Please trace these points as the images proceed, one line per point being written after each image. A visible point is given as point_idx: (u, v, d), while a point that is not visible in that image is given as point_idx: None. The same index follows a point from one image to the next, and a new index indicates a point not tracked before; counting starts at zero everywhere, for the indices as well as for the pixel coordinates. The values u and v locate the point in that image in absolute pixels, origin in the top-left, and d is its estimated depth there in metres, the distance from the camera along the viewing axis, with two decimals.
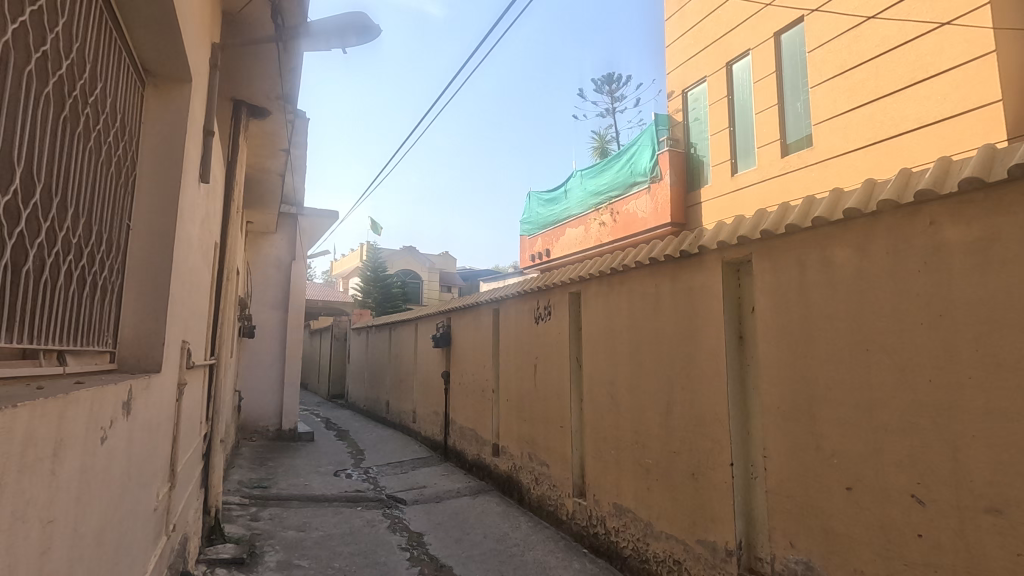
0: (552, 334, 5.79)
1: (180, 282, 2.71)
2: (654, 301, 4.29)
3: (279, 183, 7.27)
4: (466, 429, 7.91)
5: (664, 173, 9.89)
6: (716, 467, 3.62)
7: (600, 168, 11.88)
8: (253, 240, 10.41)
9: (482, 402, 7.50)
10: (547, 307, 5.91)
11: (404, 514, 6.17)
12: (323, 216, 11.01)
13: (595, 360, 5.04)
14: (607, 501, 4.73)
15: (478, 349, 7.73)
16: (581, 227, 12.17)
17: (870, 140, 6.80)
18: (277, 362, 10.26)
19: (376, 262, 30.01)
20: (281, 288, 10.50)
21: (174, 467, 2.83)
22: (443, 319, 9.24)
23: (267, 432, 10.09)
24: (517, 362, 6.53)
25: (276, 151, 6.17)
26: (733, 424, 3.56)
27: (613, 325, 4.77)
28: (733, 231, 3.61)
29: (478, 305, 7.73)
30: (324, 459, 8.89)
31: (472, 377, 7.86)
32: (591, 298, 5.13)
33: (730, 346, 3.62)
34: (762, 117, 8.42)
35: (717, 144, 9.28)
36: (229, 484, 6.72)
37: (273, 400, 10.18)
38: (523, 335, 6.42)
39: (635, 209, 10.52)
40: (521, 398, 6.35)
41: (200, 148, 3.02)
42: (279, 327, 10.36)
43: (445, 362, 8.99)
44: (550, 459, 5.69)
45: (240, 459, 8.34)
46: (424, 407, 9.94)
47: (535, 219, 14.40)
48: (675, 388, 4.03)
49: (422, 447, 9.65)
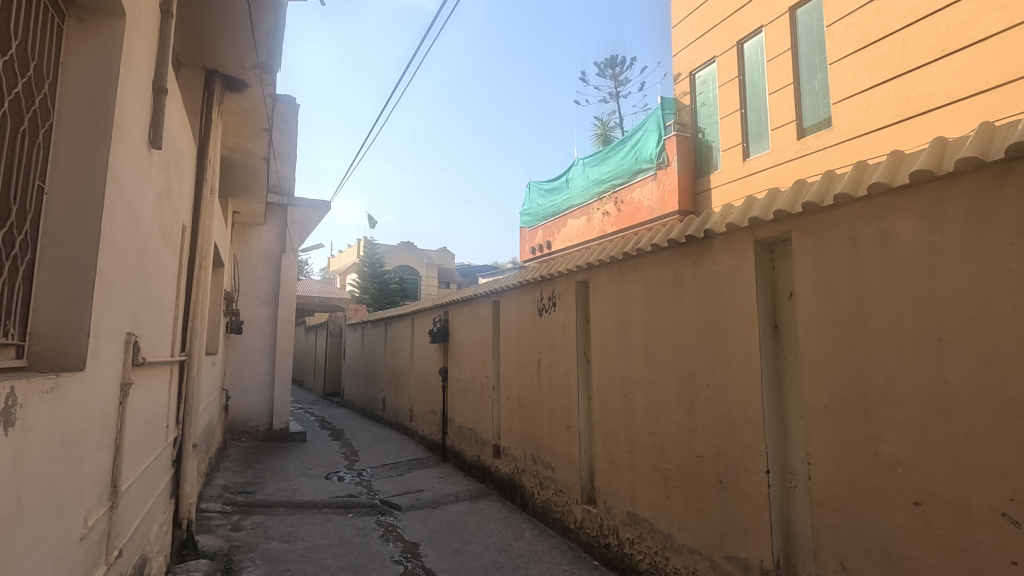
0: (557, 326, 5.35)
1: (119, 263, 2.26)
2: (673, 288, 3.85)
3: (263, 168, 6.83)
4: (465, 428, 7.49)
5: (671, 159, 9.43)
6: (748, 474, 3.19)
7: (603, 155, 11.42)
8: (241, 232, 9.96)
9: (481, 400, 7.06)
10: (551, 298, 5.48)
11: (398, 521, 5.74)
12: (314, 206, 10.56)
13: (605, 355, 4.61)
14: (619, 509, 4.30)
15: (477, 343, 7.30)
16: (584, 218, 11.72)
17: (896, 117, 6.36)
18: (267, 359, 9.82)
19: (373, 257, 29.57)
20: (270, 282, 10.05)
21: (117, 484, 2.39)
22: (440, 313, 8.79)
23: (257, 433, 9.66)
24: (519, 357, 6.09)
25: (257, 131, 5.72)
26: (768, 427, 3.12)
27: (626, 316, 4.33)
28: (767, 206, 3.17)
29: (477, 297, 7.29)
30: (316, 461, 8.46)
31: (471, 373, 7.42)
32: (600, 286, 4.69)
33: (764, 338, 3.18)
34: (776, 97, 7.97)
35: (727, 128, 8.83)
36: (211, 489, 6.27)
37: (263, 400, 9.74)
38: (525, 328, 5.98)
39: (640, 197, 10.06)
40: (524, 397, 5.92)
41: (148, 106, 2.57)
42: (268, 322, 9.92)
43: (443, 358, 8.54)
44: (555, 462, 5.25)
45: (227, 461, 7.90)
46: (422, 405, 9.50)
47: (535, 211, 13.94)
48: (698, 385, 3.60)
49: (419, 447, 9.22)
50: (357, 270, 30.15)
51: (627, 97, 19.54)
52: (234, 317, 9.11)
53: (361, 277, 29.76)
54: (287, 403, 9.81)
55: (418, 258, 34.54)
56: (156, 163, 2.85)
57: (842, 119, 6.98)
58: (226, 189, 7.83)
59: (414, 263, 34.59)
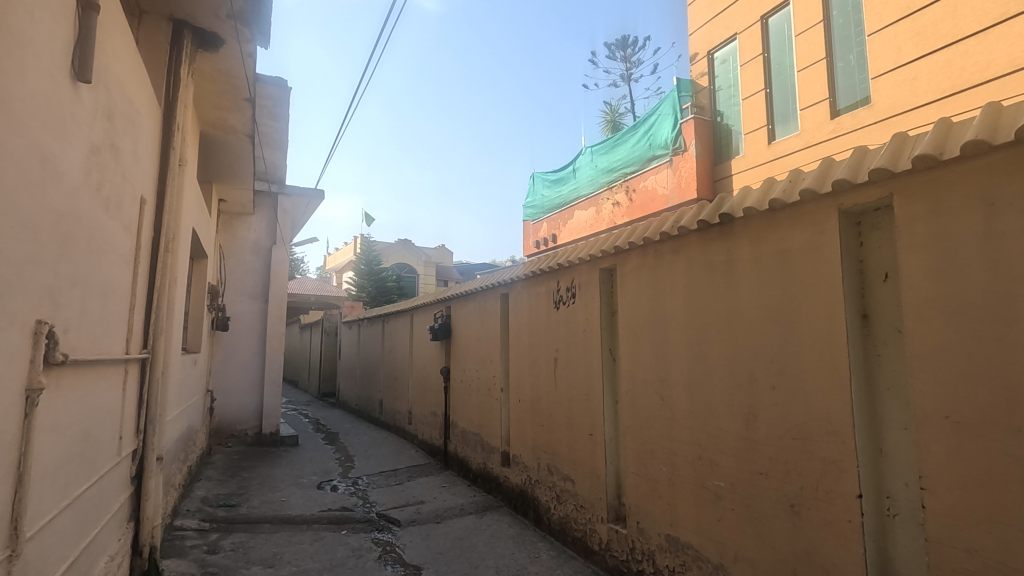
0: (576, 320, 4.74)
1: (10, 224, 1.63)
2: (725, 271, 3.24)
3: (247, 147, 6.19)
4: (470, 434, 6.88)
5: (688, 144, 8.82)
6: (832, 498, 2.58)
7: (614, 142, 10.82)
8: (229, 223, 9.32)
9: (488, 403, 6.44)
10: (570, 289, 4.87)
11: (397, 539, 5.12)
12: (308, 195, 9.91)
13: (635, 353, 4.00)
14: (655, 532, 3.70)
15: (482, 341, 6.67)
16: (592, 209, 11.10)
17: (947, 91, 5.75)
18: (255, 358, 9.18)
19: (370, 254, 28.91)
20: (260, 276, 9.42)
21: (18, 526, 1.76)
22: (442, 308, 8.16)
23: (245, 437, 9.02)
24: (531, 355, 5.48)
25: (239, 102, 5.09)
26: (860, 441, 2.51)
27: (663, 306, 3.73)
28: (857, 167, 2.57)
29: (483, 290, 6.66)
30: (307, 468, 7.83)
31: (476, 373, 6.80)
32: (631, 273, 4.08)
33: (852, 329, 2.57)
34: (805, 75, 7.38)
35: (750, 111, 8.23)
36: (189, 503, 5.63)
37: (252, 402, 9.10)
38: (539, 323, 5.37)
39: (654, 185, 9.45)
40: (537, 399, 5.31)
41: (68, 23, 1.95)
42: (257, 319, 9.28)
43: (445, 357, 7.92)
44: (576, 474, 4.64)
45: (210, 469, 7.26)
46: (422, 407, 8.87)
47: (540, 203, 13.32)
48: (759, 388, 2.99)
49: (419, 453, 8.61)
50: (354, 268, 29.46)
51: (635, 86, 18.85)
52: (219, 314, 8.48)
53: (357, 275, 29.06)
54: (277, 405, 9.17)
55: (415, 255, 33.86)
56: (89, 106, 2.23)
57: (882, 95, 6.41)
58: (209, 173, 7.18)
59: (412, 260, 33.96)
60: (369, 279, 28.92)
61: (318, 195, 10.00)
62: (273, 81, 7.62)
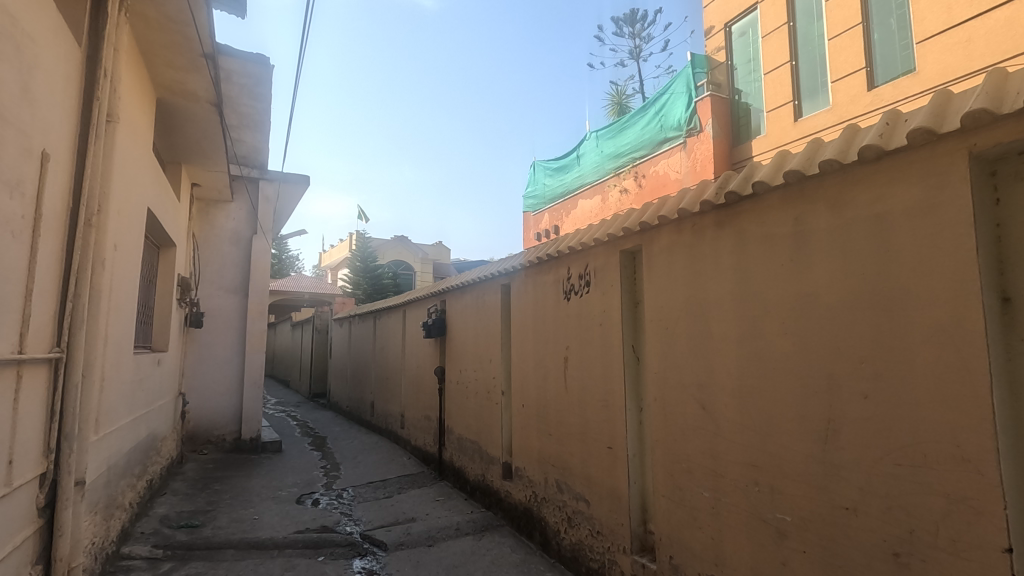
0: (591, 312, 4.04)
1: None
2: (792, 248, 2.53)
3: (212, 117, 5.46)
4: (467, 441, 6.18)
5: (704, 124, 8.11)
6: (960, 551, 1.89)
7: (621, 126, 10.12)
8: (205, 211, 8.58)
9: (487, 408, 5.73)
10: (583, 276, 4.16)
11: (383, 568, 4.39)
12: (292, 181, 9.17)
13: (666, 350, 3.29)
14: (694, 571, 3.00)
15: (481, 337, 5.96)
16: (597, 197, 10.39)
17: (1007, 52, 5.05)
18: (234, 357, 8.45)
19: (365, 250, 28.16)
20: (240, 270, 8.69)
21: None
22: (436, 302, 7.44)
23: (223, 443, 8.30)
24: (537, 354, 4.77)
25: (195, 58, 4.36)
26: (1005, 473, 1.81)
27: (703, 293, 3.03)
28: (997, 95, 1.86)
29: (482, 281, 5.95)
30: (288, 477, 7.13)
31: (473, 374, 6.10)
32: (661, 254, 3.37)
33: (990, 318, 1.87)
34: (837, 43, 6.68)
35: (773, 86, 7.53)
36: (144, 525, 4.90)
37: (230, 404, 8.37)
38: (545, 317, 4.66)
39: (667, 170, 8.74)
40: (544, 405, 4.61)
41: None
42: (237, 315, 8.55)
43: (439, 357, 7.21)
44: (590, 494, 3.95)
45: (178, 480, 6.53)
46: (415, 411, 8.16)
47: (542, 193, 12.61)
48: (843, 398, 2.29)
49: (412, 460, 7.92)
50: (349, 264, 28.72)
51: (644, 68, 17.98)
52: (194, 309, 7.79)
53: (352, 271, 28.32)
54: (258, 408, 8.45)
55: (412, 252, 33.19)
56: None
57: (929, 61, 5.73)
58: (175, 151, 6.45)
59: (408, 257, 33.25)
60: (365, 276, 28.17)
61: (303, 182, 9.25)
62: (252, 57, 6.92)
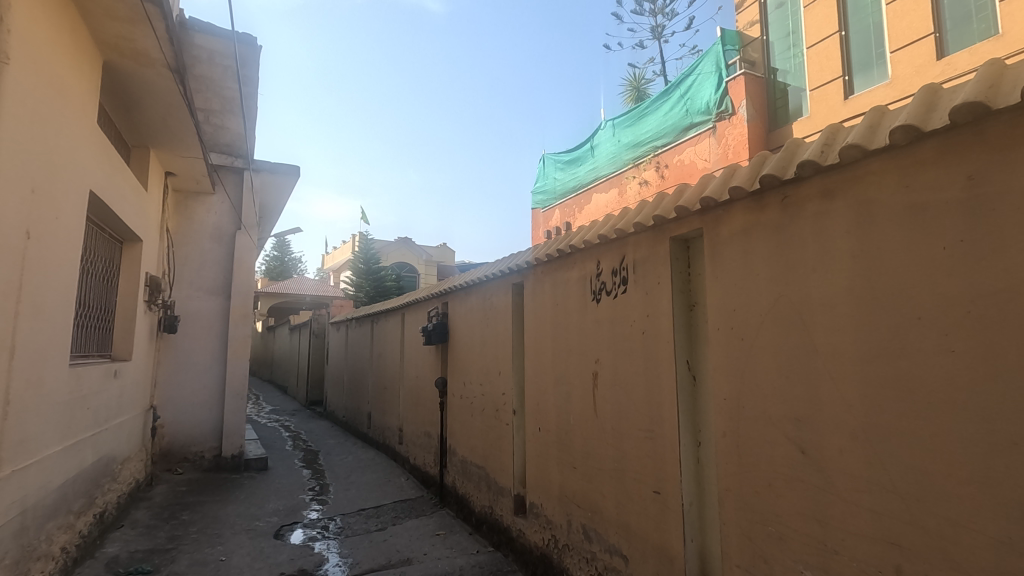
0: (629, 317, 3.19)
1: None
2: (961, 224, 1.69)
3: (175, 87, 4.68)
4: (472, 466, 5.35)
5: (737, 106, 7.27)
6: None
7: (642, 113, 9.28)
8: (183, 204, 7.76)
9: (496, 429, 4.89)
10: (617, 271, 3.31)
11: None
12: (282, 172, 8.39)
13: (741, 371, 2.44)
14: None
15: (488, 345, 5.13)
16: (614, 190, 9.56)
17: None
18: (215, 365, 7.64)
19: (366, 251, 27.37)
20: (222, 269, 7.88)
21: None
22: (437, 305, 6.62)
23: (201, 461, 7.47)
24: (557, 368, 3.93)
25: (133, 3, 3.52)
26: None
27: (800, 293, 2.18)
28: None
29: (489, 279, 5.11)
30: (270, 503, 6.29)
31: (480, 388, 5.26)
32: (731, 241, 2.52)
33: None
34: (897, 7, 5.83)
35: (818, 61, 6.67)
36: (83, 572, 4.03)
37: (210, 418, 7.55)
38: (568, 322, 3.81)
39: (694, 159, 7.89)
40: (568, 430, 3.77)
41: None
42: (218, 318, 7.75)
43: (441, 366, 6.37)
44: (630, 549, 3.09)
45: (141, 508, 5.70)
46: (414, 426, 7.32)
47: (552, 187, 11.78)
48: None
49: (410, 481, 7.09)
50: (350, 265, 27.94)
51: (662, 52, 16.86)
52: (168, 313, 7.08)
53: (354, 273, 27.55)
54: (242, 422, 7.64)
55: (416, 254, 32.56)
56: None
57: (1017, 20, 4.88)
58: (139, 133, 5.65)
59: (412, 258, 32.61)
60: (367, 277, 27.35)
61: (293, 172, 8.44)
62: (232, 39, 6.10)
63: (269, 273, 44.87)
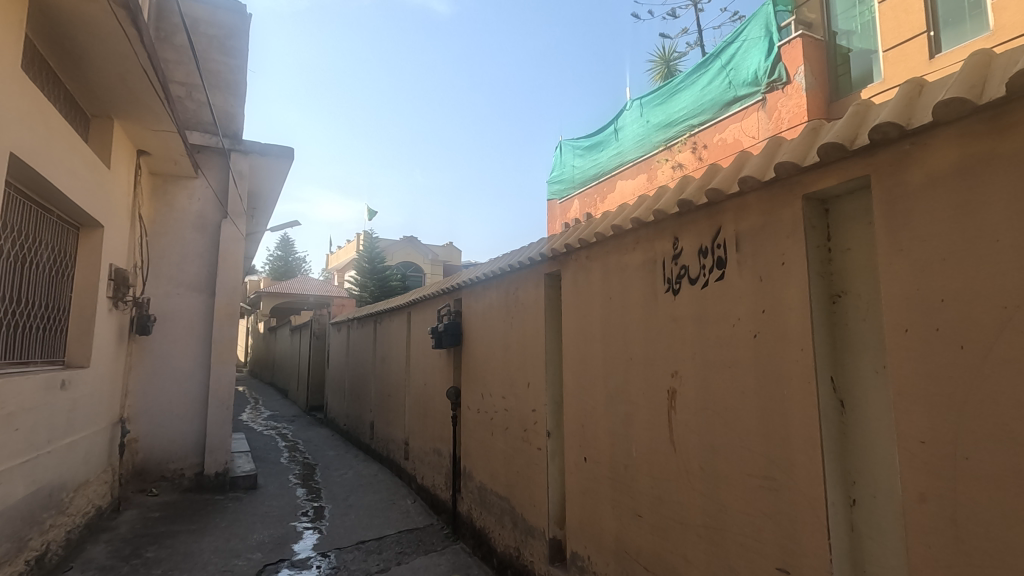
0: (731, 314, 2.25)
1: None
2: None
3: (127, 31, 3.80)
4: (493, 496, 4.43)
5: (793, 73, 6.31)
6: None
7: (674, 89, 8.34)
8: (161, 188, 6.87)
9: (524, 454, 3.97)
10: (709, 252, 2.39)
11: None
12: (274, 154, 7.49)
13: (958, 399, 1.50)
14: None
15: (514, 351, 4.20)
16: (642, 176, 8.60)
17: None
18: (197, 371, 6.76)
19: (371, 250, 26.53)
20: (205, 263, 6.99)
21: None
22: (449, 302, 5.69)
23: (181, 481, 6.57)
24: (612, 382, 3.00)
25: None
26: None
27: None
28: None
29: (515, 269, 4.18)
30: (255, 533, 5.38)
31: (502, 401, 4.33)
32: (930, 190, 1.59)
33: None
34: None
35: (894, 16, 5.68)
36: None
37: (191, 431, 6.66)
38: (628, 322, 2.88)
39: (739, 136, 6.94)
40: (629, 465, 2.84)
41: None
42: (201, 318, 6.87)
43: (453, 374, 5.46)
44: None
45: (99, 542, 4.81)
46: (421, 441, 6.42)
47: (570, 176, 10.85)
48: None
49: (417, 505, 6.18)
50: (355, 264, 27.08)
51: (687, 34, 15.82)
52: (141, 312, 6.21)
53: (360, 272, 26.69)
54: (227, 436, 6.74)
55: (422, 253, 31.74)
56: None
57: None
58: (98, 99, 4.80)
59: (418, 257, 31.80)
60: (371, 277, 26.49)
61: (287, 155, 7.54)
62: None
63: (273, 273, 44.17)
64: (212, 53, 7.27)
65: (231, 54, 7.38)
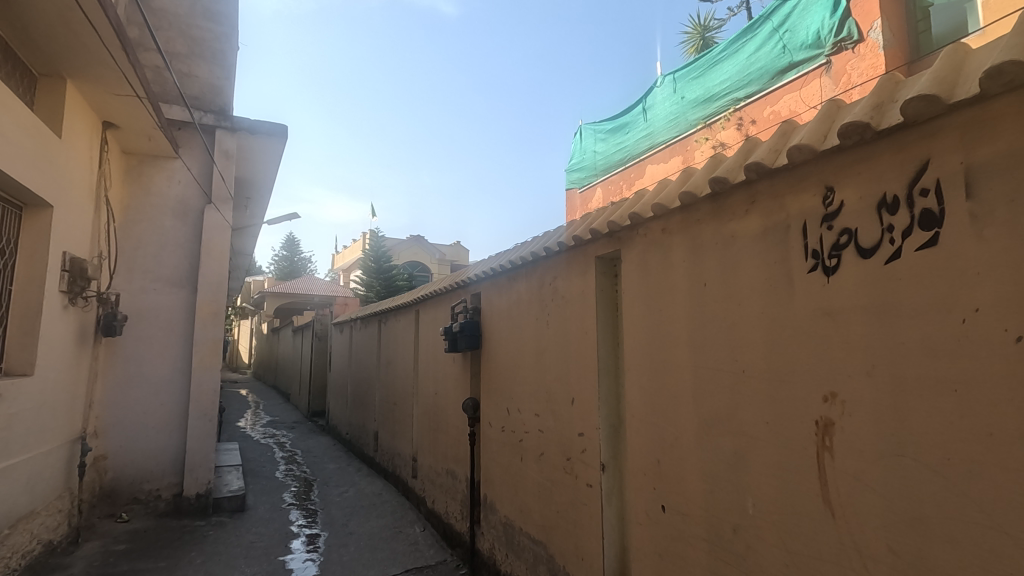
0: (960, 299, 1.35)
1: None
2: None
3: None
4: (524, 538, 3.53)
5: (867, 29, 5.38)
6: None
7: (715, 60, 7.44)
8: (136, 170, 6.04)
9: (567, 490, 3.07)
10: (904, 203, 1.48)
11: None
12: (265, 132, 6.63)
13: None
14: None
15: (552, 356, 3.30)
16: (677, 158, 7.67)
17: None
18: (176, 378, 5.92)
19: (378, 249, 25.75)
20: (187, 255, 6.14)
21: None
22: (464, 297, 4.79)
23: (156, 504, 5.73)
24: (711, 405, 2.10)
25: None
26: None
27: None
28: None
29: (553, 253, 3.28)
30: (235, 572, 4.51)
31: (536, 419, 3.44)
32: None
33: None
34: None
35: None
36: None
37: (168, 446, 5.81)
38: (739, 319, 1.98)
39: (797, 107, 6.02)
40: (743, 530, 1.94)
41: None
42: (182, 318, 6.03)
43: (471, 383, 4.58)
44: None
45: None
46: (432, 459, 5.55)
47: (591, 162, 9.95)
48: None
49: (427, 536, 5.30)
50: (361, 264, 26.30)
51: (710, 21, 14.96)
52: (109, 311, 5.37)
53: (366, 272, 25.91)
54: (210, 452, 5.89)
55: (430, 253, 30.99)
56: None
57: None
58: (42, 49, 3.96)
59: (425, 258, 31.04)
60: (378, 277, 25.71)
61: (280, 133, 6.65)
62: None
63: (279, 274, 43.59)
64: (196, 18, 6.41)
65: (217, 19, 6.50)
